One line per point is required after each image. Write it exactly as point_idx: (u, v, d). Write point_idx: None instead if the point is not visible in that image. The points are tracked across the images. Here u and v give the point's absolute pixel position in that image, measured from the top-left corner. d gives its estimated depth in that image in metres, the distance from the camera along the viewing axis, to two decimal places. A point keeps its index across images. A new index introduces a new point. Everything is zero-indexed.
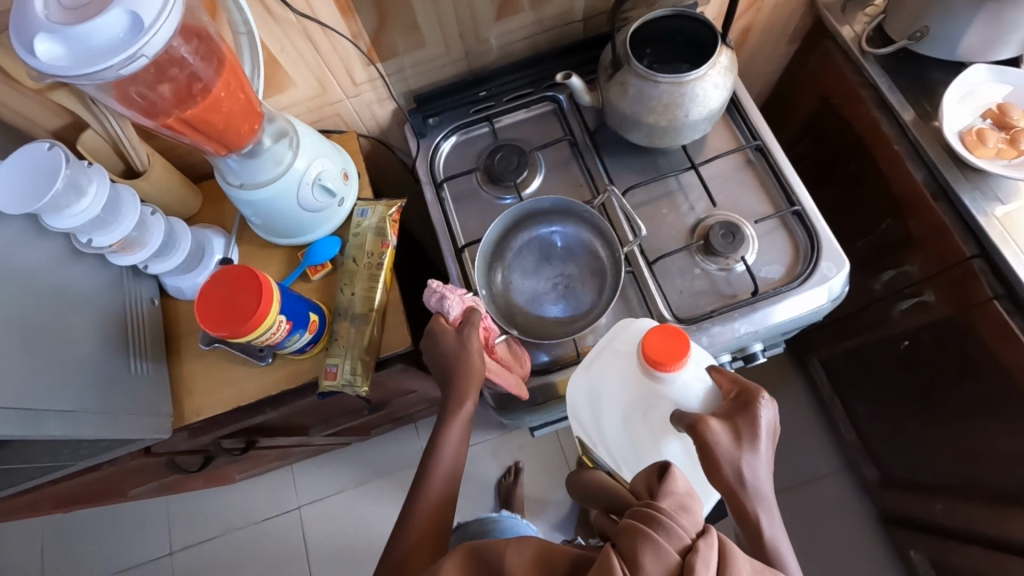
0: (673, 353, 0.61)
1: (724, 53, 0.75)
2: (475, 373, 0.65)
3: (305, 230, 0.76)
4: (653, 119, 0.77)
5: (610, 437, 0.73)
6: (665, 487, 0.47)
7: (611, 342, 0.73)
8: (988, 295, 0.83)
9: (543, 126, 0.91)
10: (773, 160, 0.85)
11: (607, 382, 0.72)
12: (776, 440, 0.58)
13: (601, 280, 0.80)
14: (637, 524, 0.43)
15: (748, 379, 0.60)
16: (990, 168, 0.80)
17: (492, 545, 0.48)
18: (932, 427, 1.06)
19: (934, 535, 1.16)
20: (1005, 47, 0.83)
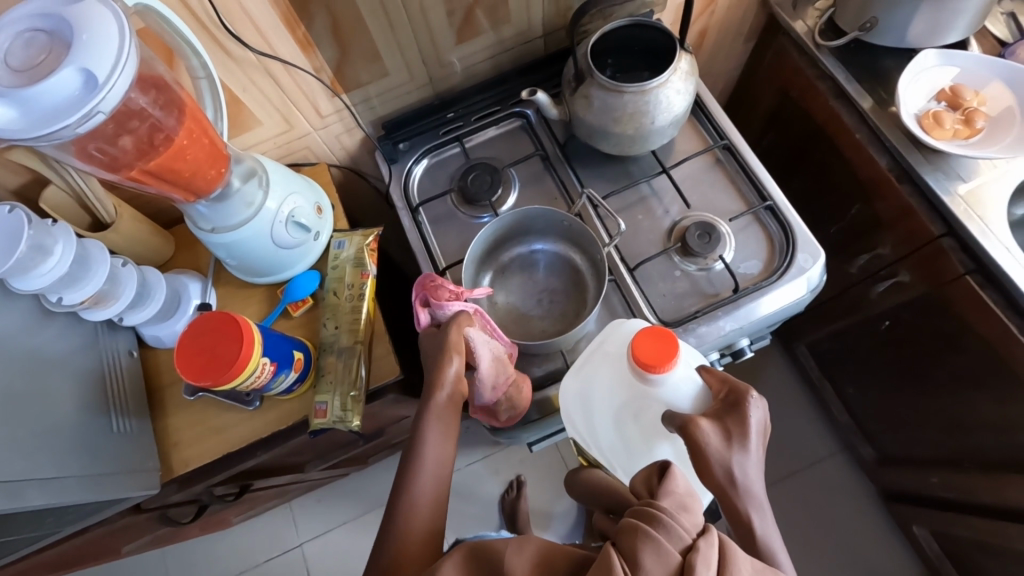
0: (664, 354, 0.62)
1: (684, 58, 0.76)
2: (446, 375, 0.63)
3: (283, 268, 0.75)
4: (621, 128, 0.78)
5: (602, 439, 0.73)
6: (665, 485, 0.47)
7: (601, 344, 0.73)
8: (960, 271, 0.85)
9: (513, 143, 0.92)
10: (741, 157, 0.86)
11: (597, 386, 0.72)
12: (766, 441, 0.58)
13: (584, 288, 0.82)
14: (637, 523, 0.43)
15: (737, 379, 0.60)
16: (948, 148, 0.83)
17: (494, 547, 0.47)
18: (921, 404, 1.08)
19: (935, 508, 1.18)
20: (950, 32, 0.86)
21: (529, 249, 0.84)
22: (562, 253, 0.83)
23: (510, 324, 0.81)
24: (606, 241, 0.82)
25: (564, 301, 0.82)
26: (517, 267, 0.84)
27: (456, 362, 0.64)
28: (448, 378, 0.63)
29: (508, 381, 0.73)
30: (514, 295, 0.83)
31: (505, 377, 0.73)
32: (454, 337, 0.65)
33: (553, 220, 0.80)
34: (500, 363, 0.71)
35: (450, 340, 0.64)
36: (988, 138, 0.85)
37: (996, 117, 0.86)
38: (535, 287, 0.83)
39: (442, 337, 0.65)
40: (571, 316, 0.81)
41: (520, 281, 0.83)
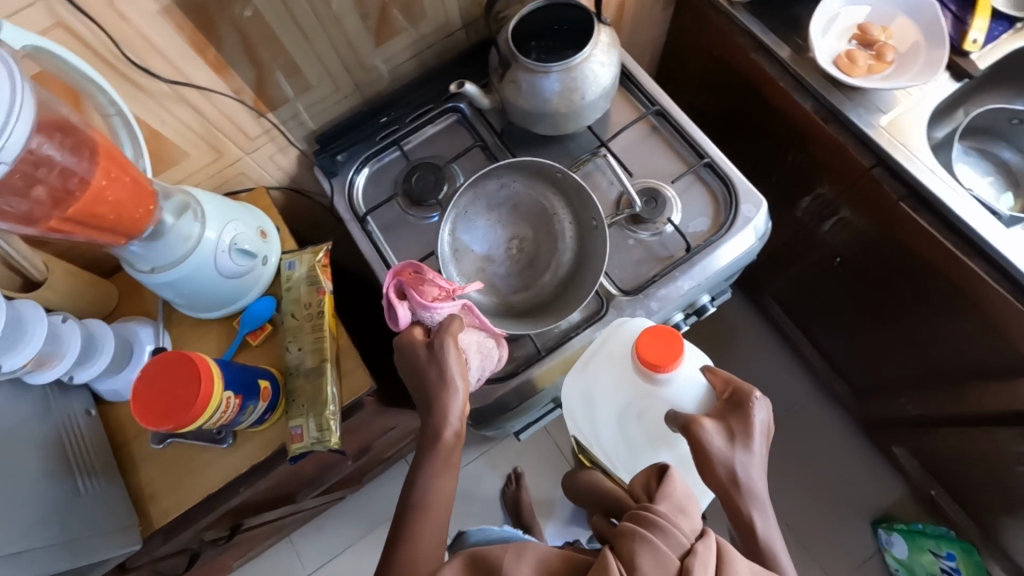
0: (669, 354, 0.66)
1: (603, 31, 0.78)
2: (456, 393, 0.60)
3: (236, 297, 0.74)
4: (553, 108, 0.79)
5: (606, 439, 0.78)
6: (663, 489, 0.50)
7: (605, 344, 0.76)
8: (895, 199, 0.89)
9: (452, 139, 0.91)
10: (674, 120, 0.88)
11: (600, 384, 0.76)
12: (770, 441, 0.60)
13: (565, 247, 0.81)
14: (636, 528, 0.45)
15: (738, 378, 0.63)
16: (866, 83, 0.86)
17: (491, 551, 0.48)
18: (881, 331, 1.13)
19: (909, 427, 1.24)
20: None
21: (513, 205, 0.83)
22: (545, 220, 0.82)
23: (491, 307, 0.80)
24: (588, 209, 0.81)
25: (541, 278, 0.81)
26: (495, 220, 0.82)
27: (458, 390, 0.61)
28: (452, 407, 0.60)
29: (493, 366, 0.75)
30: (488, 262, 0.82)
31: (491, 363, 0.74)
32: (453, 359, 0.61)
33: (545, 172, 0.81)
34: (489, 357, 0.73)
35: (450, 368, 0.61)
36: (899, 70, 0.89)
37: (905, 49, 0.90)
38: (512, 261, 0.82)
39: (437, 353, 0.61)
40: (545, 298, 0.81)
41: (495, 237, 0.82)
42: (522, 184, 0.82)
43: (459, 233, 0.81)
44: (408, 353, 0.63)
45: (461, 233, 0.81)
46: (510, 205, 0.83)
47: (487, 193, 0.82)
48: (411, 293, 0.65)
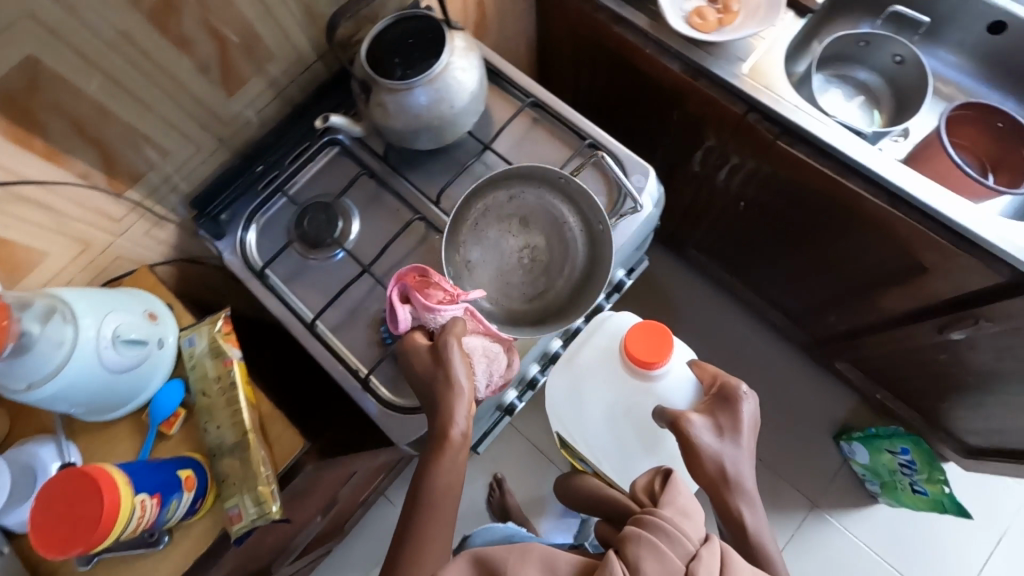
0: (659, 348, 0.83)
1: (456, 37, 0.77)
2: (460, 389, 0.68)
3: (137, 389, 0.69)
4: (426, 122, 0.78)
5: (590, 436, 0.98)
6: (666, 498, 0.60)
7: (590, 339, 0.97)
8: (772, 138, 0.93)
9: (337, 172, 0.89)
10: (551, 108, 0.89)
11: (581, 377, 0.98)
12: (756, 432, 0.75)
13: (575, 253, 0.81)
14: (643, 532, 0.55)
15: (725, 374, 0.79)
16: (723, 37, 0.90)
17: (499, 556, 0.56)
18: (797, 260, 1.19)
19: (844, 341, 1.32)
20: None
21: (525, 212, 0.83)
22: (553, 227, 0.82)
23: (504, 317, 0.80)
24: (584, 215, 0.81)
25: (554, 285, 0.81)
26: (505, 227, 0.82)
27: (462, 392, 0.68)
28: (457, 407, 0.68)
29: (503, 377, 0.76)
30: (500, 271, 0.82)
31: (500, 373, 0.75)
32: (456, 360, 0.69)
33: (552, 177, 0.81)
34: (495, 362, 0.75)
35: (454, 369, 0.68)
36: (748, 18, 0.92)
37: None
38: (524, 270, 0.82)
39: (442, 353, 0.69)
40: (559, 305, 0.80)
41: (508, 245, 0.82)
42: (534, 190, 0.83)
43: (468, 248, 0.81)
44: (412, 354, 0.72)
45: (470, 247, 0.81)
46: (519, 211, 0.83)
47: (496, 203, 0.83)
48: (414, 295, 0.72)
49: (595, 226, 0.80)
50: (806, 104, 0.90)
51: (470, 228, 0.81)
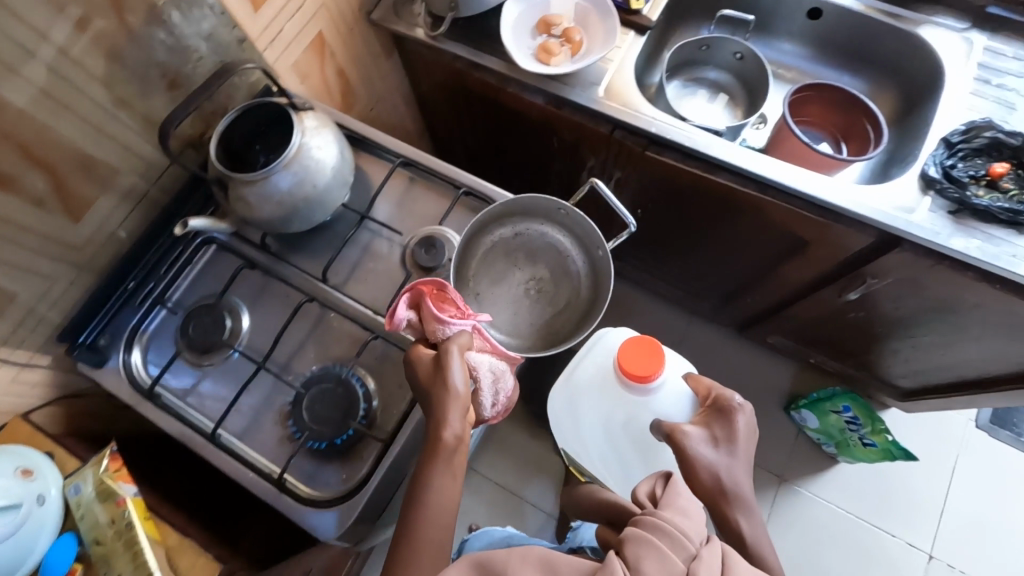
0: (652, 360, 0.85)
1: (305, 117, 0.77)
2: (456, 393, 0.66)
3: (20, 556, 0.63)
4: (293, 205, 0.77)
5: (591, 451, 0.96)
6: (665, 497, 0.54)
7: (587, 354, 0.96)
8: (641, 150, 0.96)
9: (219, 269, 0.85)
10: (422, 164, 0.89)
11: (580, 395, 0.96)
12: (751, 442, 0.74)
13: (580, 279, 0.87)
14: (642, 533, 0.50)
15: (720, 388, 0.79)
16: (577, 66, 0.91)
17: (493, 560, 0.51)
18: (702, 253, 1.23)
19: (769, 316, 1.37)
20: None
21: (529, 245, 0.88)
22: (555, 255, 0.88)
23: (517, 343, 0.84)
24: (588, 241, 0.86)
25: (559, 312, 0.86)
26: (511, 261, 0.87)
27: (458, 396, 0.66)
28: (451, 410, 0.65)
29: (502, 396, 0.76)
30: (509, 303, 0.86)
31: (500, 391, 0.75)
32: (455, 367, 0.67)
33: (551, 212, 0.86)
34: (501, 379, 0.75)
35: (452, 375, 0.66)
36: (591, 45, 0.95)
37: (587, 26, 0.96)
38: (532, 299, 0.87)
39: (444, 354, 0.68)
40: (569, 327, 0.85)
41: (515, 278, 0.88)
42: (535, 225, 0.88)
43: (475, 284, 0.86)
44: (413, 363, 0.70)
45: (479, 282, 0.86)
46: (522, 246, 0.88)
47: (500, 236, 0.87)
48: (428, 305, 0.70)
49: (596, 252, 0.86)
50: (663, 114, 0.94)
51: (478, 264, 0.86)
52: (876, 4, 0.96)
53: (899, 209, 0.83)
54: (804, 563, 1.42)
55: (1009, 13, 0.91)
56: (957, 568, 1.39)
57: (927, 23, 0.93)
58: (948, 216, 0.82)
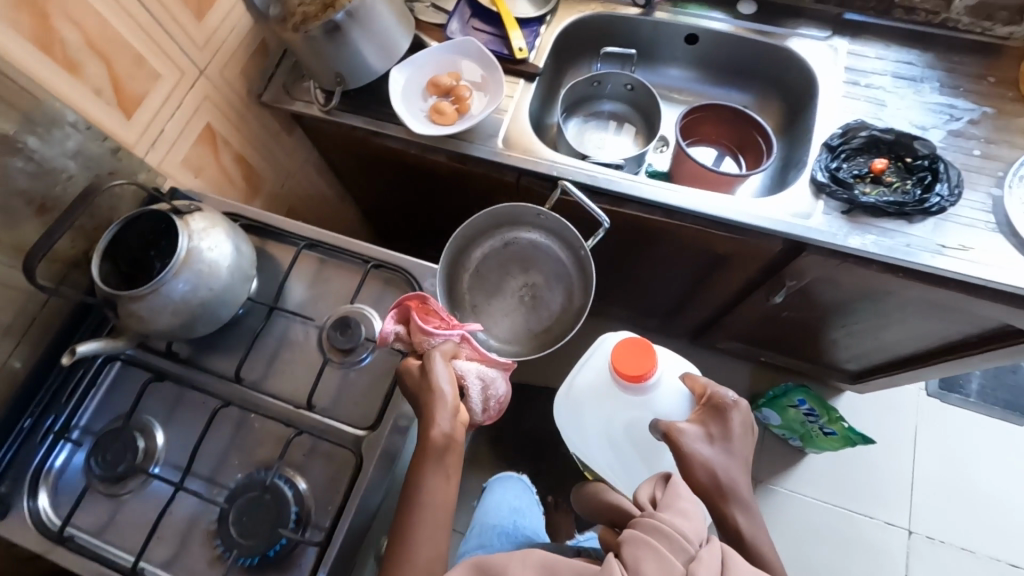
0: (643, 361, 0.86)
1: (192, 220, 0.75)
2: (441, 397, 0.69)
3: None
4: (191, 312, 0.74)
5: (595, 452, 0.98)
6: (665, 499, 0.59)
7: (589, 360, 0.98)
8: (549, 193, 0.97)
9: (127, 387, 0.81)
10: (328, 242, 0.88)
11: (584, 406, 0.98)
12: (748, 434, 0.77)
13: (569, 281, 0.95)
14: (642, 536, 0.55)
15: (716, 386, 0.82)
16: (473, 121, 0.92)
17: (497, 565, 0.58)
18: (636, 276, 1.24)
19: (715, 323, 1.38)
20: (399, 41, 0.96)
21: (517, 250, 0.97)
22: (547, 258, 0.96)
23: (513, 348, 0.94)
24: (573, 244, 0.93)
25: (550, 309, 0.95)
26: (504, 270, 0.97)
27: (443, 397, 0.69)
28: (439, 411, 0.69)
29: (497, 402, 0.78)
30: (505, 312, 0.96)
31: (493, 398, 0.77)
32: (440, 371, 0.71)
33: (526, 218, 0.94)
34: (491, 386, 0.77)
35: (440, 382, 0.70)
36: (483, 100, 0.96)
37: (476, 82, 0.97)
38: (525, 304, 0.97)
39: (428, 360, 0.72)
40: (559, 328, 0.93)
41: (507, 284, 0.97)
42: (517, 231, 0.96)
43: (471, 300, 0.96)
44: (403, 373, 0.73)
45: (474, 297, 0.96)
46: (512, 253, 0.97)
47: (491, 249, 0.97)
48: (414, 318, 0.75)
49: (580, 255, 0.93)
50: (565, 157, 0.95)
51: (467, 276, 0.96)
52: (745, 24, 1.00)
53: (797, 216, 0.86)
54: (793, 563, 1.41)
55: (864, 18, 0.98)
56: (937, 539, 1.41)
57: (793, 36, 0.99)
58: (842, 216, 0.85)
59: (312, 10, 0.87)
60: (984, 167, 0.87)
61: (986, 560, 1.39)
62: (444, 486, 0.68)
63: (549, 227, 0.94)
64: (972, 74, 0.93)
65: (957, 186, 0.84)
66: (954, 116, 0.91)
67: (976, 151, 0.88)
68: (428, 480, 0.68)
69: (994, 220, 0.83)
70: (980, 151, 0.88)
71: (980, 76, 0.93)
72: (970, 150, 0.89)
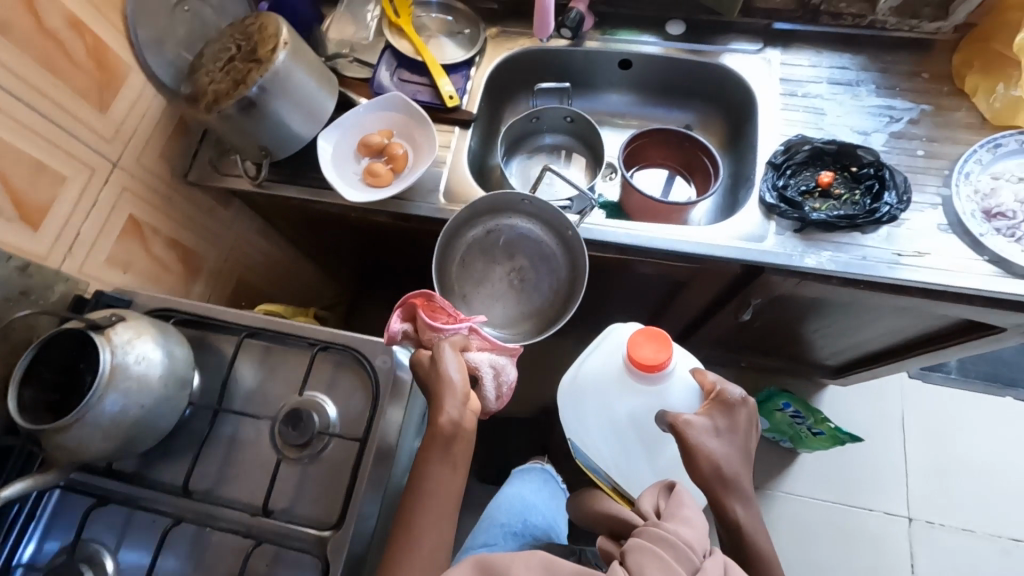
0: (659, 349, 0.84)
1: (114, 332, 0.69)
2: (452, 384, 0.70)
3: None
4: (124, 432, 0.69)
5: (596, 442, 0.91)
6: (671, 509, 0.61)
7: (595, 346, 0.93)
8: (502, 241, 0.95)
9: (69, 513, 0.76)
10: (270, 327, 0.82)
11: (589, 395, 0.92)
12: (750, 429, 0.79)
13: (558, 262, 0.93)
14: (647, 543, 0.56)
15: (727, 383, 0.81)
16: (411, 180, 0.88)
17: (502, 561, 0.54)
18: (603, 303, 1.21)
19: (691, 337, 1.36)
20: (323, 103, 0.91)
21: (505, 239, 0.95)
22: (534, 243, 0.94)
23: (510, 334, 0.94)
24: (559, 226, 0.91)
25: (543, 296, 0.94)
26: (491, 259, 0.96)
27: (453, 385, 0.71)
28: (448, 398, 0.70)
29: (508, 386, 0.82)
30: (498, 299, 0.95)
31: (506, 382, 0.82)
32: (450, 360, 0.72)
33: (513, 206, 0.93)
34: (502, 372, 0.80)
35: (450, 374, 0.71)
36: (417, 156, 0.92)
37: (409, 137, 0.93)
38: (517, 289, 0.96)
39: (437, 349, 0.74)
40: (553, 311, 0.93)
41: (498, 274, 0.96)
42: (504, 220, 0.95)
43: (464, 291, 0.95)
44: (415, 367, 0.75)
45: (467, 288, 0.95)
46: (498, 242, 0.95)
47: (477, 239, 0.95)
48: (421, 316, 0.78)
49: (567, 236, 0.91)
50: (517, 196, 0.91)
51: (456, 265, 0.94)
52: (676, 45, 0.99)
53: (750, 241, 0.84)
54: (796, 566, 1.39)
55: (793, 26, 0.96)
56: (936, 523, 1.40)
57: (725, 53, 0.97)
58: (796, 235, 0.83)
59: (222, 87, 0.82)
60: (929, 167, 0.86)
61: (986, 537, 1.38)
62: (451, 476, 0.69)
63: (536, 210, 0.92)
64: (905, 71, 0.93)
65: (906, 192, 0.82)
66: (894, 117, 0.90)
67: (919, 151, 0.87)
68: (432, 469, 0.69)
69: (945, 221, 0.82)
70: (924, 151, 0.87)
71: (914, 73, 0.92)
72: (913, 151, 0.88)
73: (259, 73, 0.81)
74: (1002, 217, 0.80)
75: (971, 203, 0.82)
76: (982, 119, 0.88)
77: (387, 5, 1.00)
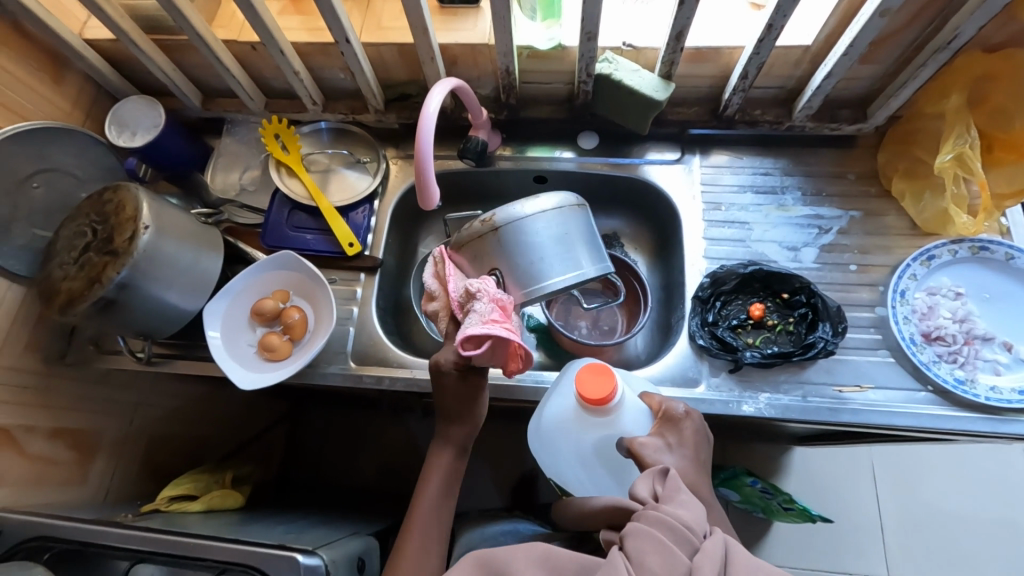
0: (605, 387, 0.68)
1: None
2: (472, 419, 0.71)
3: None
4: None
5: (565, 475, 0.78)
6: (667, 492, 0.53)
7: (558, 386, 0.77)
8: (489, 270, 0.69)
9: None
10: (157, 557, 0.69)
11: (558, 439, 0.76)
12: (706, 444, 0.67)
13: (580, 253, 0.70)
14: (645, 530, 0.49)
15: (676, 403, 0.69)
16: (306, 356, 0.79)
17: (500, 553, 0.52)
18: None
19: None
20: (202, 273, 0.78)
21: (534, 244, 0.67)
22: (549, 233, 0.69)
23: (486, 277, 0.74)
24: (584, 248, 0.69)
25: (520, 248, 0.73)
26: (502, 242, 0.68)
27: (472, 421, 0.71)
28: (458, 428, 0.71)
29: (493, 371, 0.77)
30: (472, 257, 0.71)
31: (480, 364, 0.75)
32: (482, 392, 0.71)
33: (592, 236, 0.70)
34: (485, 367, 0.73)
35: (475, 417, 0.71)
36: (319, 317, 0.84)
37: (308, 296, 0.85)
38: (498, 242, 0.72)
39: (466, 386, 0.69)
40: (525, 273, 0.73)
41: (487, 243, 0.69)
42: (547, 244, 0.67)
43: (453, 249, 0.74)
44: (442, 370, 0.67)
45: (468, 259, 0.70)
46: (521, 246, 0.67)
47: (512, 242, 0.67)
48: (500, 357, 0.67)
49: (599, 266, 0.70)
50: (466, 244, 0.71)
51: (481, 250, 0.68)
52: (592, 159, 0.91)
53: (684, 388, 0.78)
54: None
55: (710, 131, 0.90)
56: None
57: (645, 165, 0.91)
58: (731, 375, 0.78)
59: (76, 286, 0.70)
60: (862, 283, 0.81)
61: None
62: (452, 479, 0.71)
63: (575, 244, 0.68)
64: (828, 173, 0.87)
65: (840, 322, 0.76)
66: (823, 228, 0.84)
67: (851, 265, 0.82)
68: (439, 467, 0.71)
69: (885, 347, 0.77)
70: (856, 264, 0.82)
71: (838, 174, 0.87)
72: (845, 265, 0.82)
73: (115, 268, 0.69)
74: (942, 340, 0.75)
75: (909, 325, 0.76)
76: (912, 224, 0.82)
77: (272, 143, 0.91)
